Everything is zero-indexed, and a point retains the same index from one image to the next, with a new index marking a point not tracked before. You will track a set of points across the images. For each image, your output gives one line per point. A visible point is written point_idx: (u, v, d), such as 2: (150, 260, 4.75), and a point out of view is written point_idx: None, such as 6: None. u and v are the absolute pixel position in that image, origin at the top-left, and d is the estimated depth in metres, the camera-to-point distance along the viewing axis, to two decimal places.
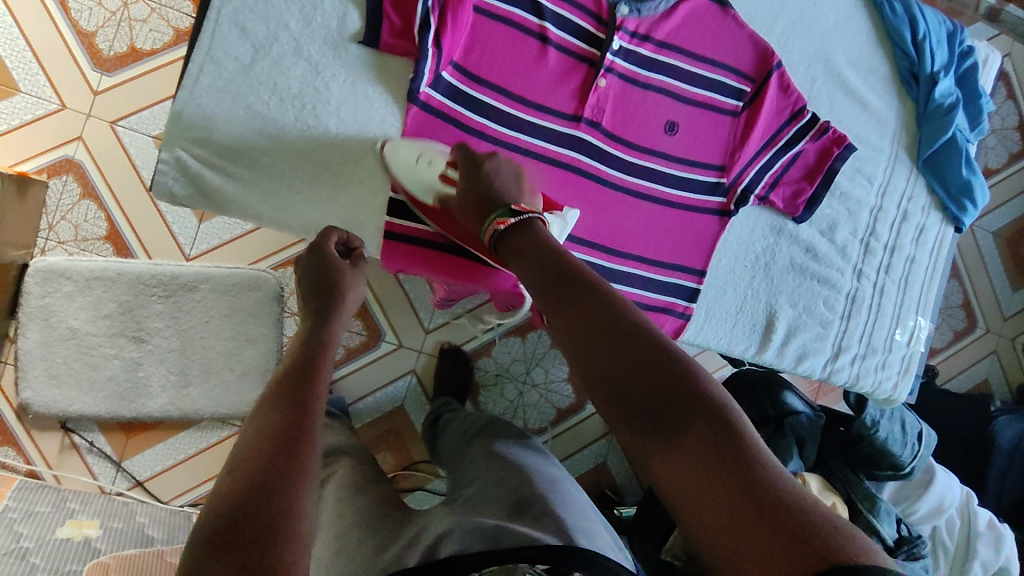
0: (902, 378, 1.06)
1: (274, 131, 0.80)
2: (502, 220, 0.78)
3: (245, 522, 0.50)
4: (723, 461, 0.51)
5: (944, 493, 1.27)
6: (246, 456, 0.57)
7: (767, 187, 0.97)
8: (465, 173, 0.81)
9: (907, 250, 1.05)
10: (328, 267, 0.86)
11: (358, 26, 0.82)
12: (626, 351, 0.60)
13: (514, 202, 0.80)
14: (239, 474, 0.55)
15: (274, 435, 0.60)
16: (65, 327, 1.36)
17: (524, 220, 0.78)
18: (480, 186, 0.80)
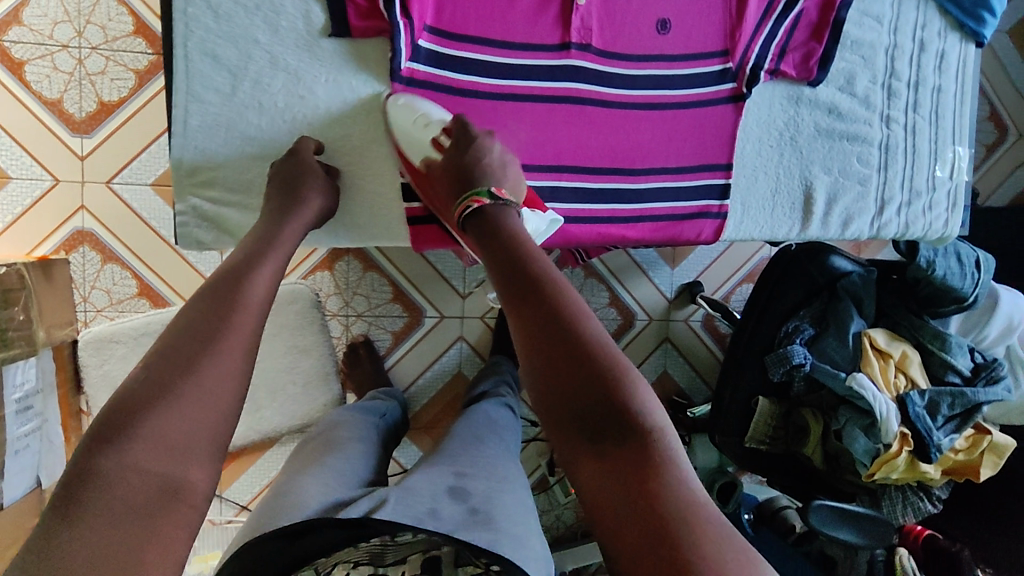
0: (951, 213, 1.03)
1: (276, 152, 0.80)
2: (479, 199, 0.75)
3: (151, 449, 0.52)
4: (641, 495, 0.53)
5: (1011, 313, 1.27)
6: (171, 370, 0.56)
7: (776, 58, 0.92)
8: (454, 144, 0.79)
9: (931, 81, 1.00)
10: (301, 170, 0.77)
11: (323, 19, 0.79)
12: (576, 361, 0.60)
13: (493, 185, 0.77)
14: (154, 386, 0.55)
15: (202, 355, 0.58)
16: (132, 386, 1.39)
17: (500, 208, 0.75)
18: (464, 159, 0.78)
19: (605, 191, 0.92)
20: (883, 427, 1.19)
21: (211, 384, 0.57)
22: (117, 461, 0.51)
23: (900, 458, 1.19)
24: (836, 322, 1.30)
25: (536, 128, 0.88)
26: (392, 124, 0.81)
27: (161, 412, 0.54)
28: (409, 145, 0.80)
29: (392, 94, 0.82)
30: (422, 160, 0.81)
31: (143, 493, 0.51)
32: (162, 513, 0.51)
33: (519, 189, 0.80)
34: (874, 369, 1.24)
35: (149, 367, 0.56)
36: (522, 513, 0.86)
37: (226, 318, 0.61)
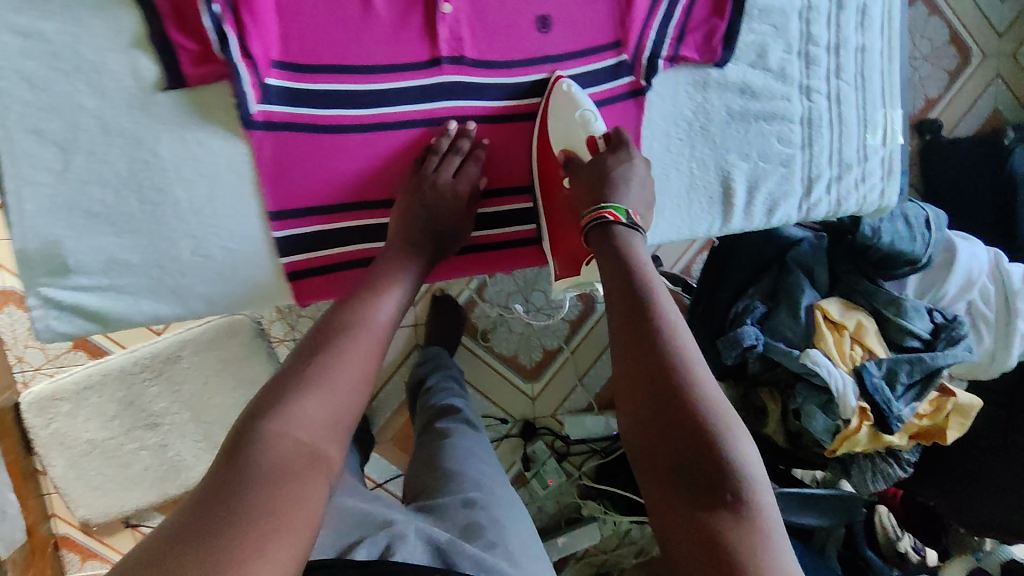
0: (888, 181, 0.95)
1: (127, 226, 0.73)
2: (613, 213, 0.71)
3: (297, 424, 0.58)
4: (726, 553, 0.48)
5: (969, 266, 1.21)
6: (303, 372, 0.62)
7: (675, 42, 0.83)
8: (603, 153, 0.78)
9: (854, 41, 0.90)
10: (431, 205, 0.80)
11: (154, 71, 0.71)
12: (673, 402, 0.56)
13: (629, 206, 0.73)
14: (298, 379, 0.61)
15: (334, 362, 0.63)
16: (81, 441, 1.35)
17: (625, 231, 0.71)
18: (608, 172, 0.75)
19: (513, 214, 0.90)
20: (840, 404, 1.15)
21: (338, 378, 0.62)
22: (268, 431, 0.56)
23: (859, 433, 1.16)
24: (788, 296, 1.24)
25: (415, 157, 0.82)
26: (548, 102, 0.81)
27: (304, 398, 0.60)
28: (551, 128, 0.81)
29: (557, 77, 0.81)
30: (562, 148, 0.81)
31: (284, 457, 0.55)
32: (303, 477, 0.55)
33: (646, 214, 0.77)
34: (828, 343, 1.19)
35: (293, 366, 0.63)
36: (525, 538, 0.94)
37: (347, 338, 0.66)
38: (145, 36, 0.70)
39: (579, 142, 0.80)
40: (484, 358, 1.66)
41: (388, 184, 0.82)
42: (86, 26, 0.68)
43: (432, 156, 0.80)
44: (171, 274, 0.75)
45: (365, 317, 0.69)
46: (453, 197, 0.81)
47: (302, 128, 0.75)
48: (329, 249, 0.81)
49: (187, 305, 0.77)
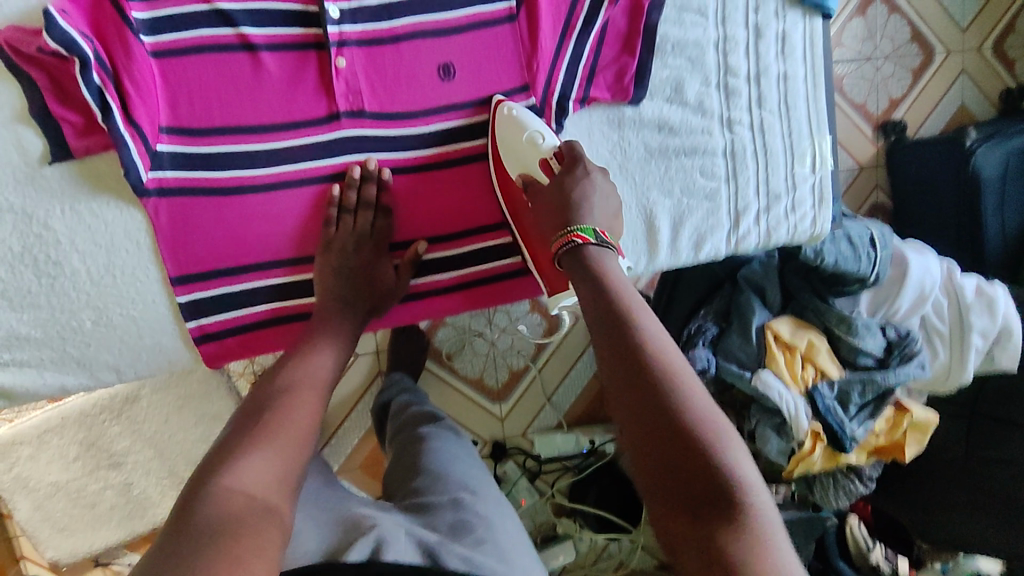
0: (820, 209, 0.93)
1: (23, 302, 0.71)
2: (581, 235, 0.68)
3: (246, 477, 0.58)
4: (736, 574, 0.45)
5: (922, 280, 1.18)
6: (248, 434, 0.63)
7: (585, 83, 0.82)
8: (561, 174, 0.74)
9: (775, 69, 0.88)
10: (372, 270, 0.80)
11: (40, 144, 0.70)
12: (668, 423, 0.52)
13: (599, 225, 0.70)
14: (245, 440, 0.62)
15: (278, 422, 0.65)
16: (46, 484, 1.30)
17: (604, 251, 0.68)
18: (572, 194, 0.72)
19: (426, 263, 0.85)
20: (794, 425, 1.12)
21: (284, 437, 0.65)
22: (221, 484, 0.57)
23: (815, 455, 1.13)
24: (739, 316, 1.21)
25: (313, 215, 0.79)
26: (495, 132, 0.79)
27: (253, 455, 0.61)
28: (506, 152, 0.78)
29: (500, 102, 0.79)
30: (520, 173, 0.78)
31: (237, 503, 0.55)
32: (258, 522, 0.55)
33: (615, 229, 0.74)
34: (780, 364, 1.16)
35: (241, 430, 0.64)
36: (511, 533, 0.93)
37: (286, 401, 0.68)
38: (28, 110, 0.69)
39: (534, 160, 0.76)
40: (449, 381, 1.63)
41: (285, 246, 0.78)
42: None
43: (349, 216, 0.78)
44: (75, 345, 0.74)
45: (302, 371, 0.71)
46: (374, 256, 0.80)
47: (196, 193, 0.74)
48: (248, 306, 0.78)
49: (96, 374, 0.76)
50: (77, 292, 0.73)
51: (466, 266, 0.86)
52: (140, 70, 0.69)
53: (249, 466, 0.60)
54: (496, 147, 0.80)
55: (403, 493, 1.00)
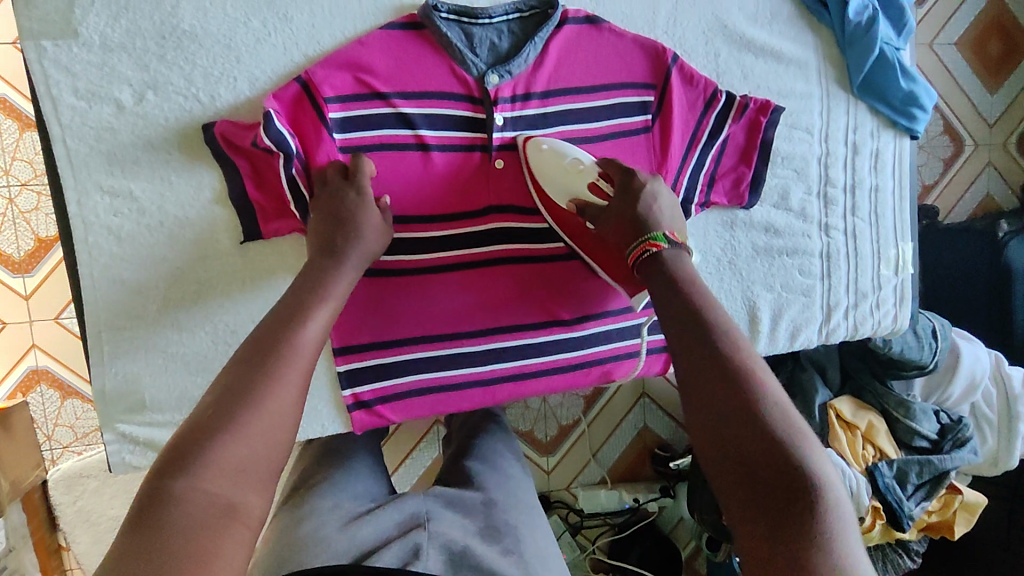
0: (901, 307, 1.02)
1: (199, 366, 0.78)
2: (655, 243, 0.69)
3: (213, 476, 0.47)
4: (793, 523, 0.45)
5: (973, 369, 1.26)
6: (228, 409, 0.51)
7: (706, 188, 0.90)
8: (620, 189, 0.75)
9: (867, 183, 0.98)
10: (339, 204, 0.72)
11: (232, 225, 0.76)
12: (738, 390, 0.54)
13: (666, 229, 0.71)
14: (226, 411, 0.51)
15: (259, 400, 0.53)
16: (107, 517, 1.16)
17: (677, 253, 0.68)
18: (635, 208, 0.72)
19: (552, 344, 0.89)
20: (856, 501, 1.16)
21: (268, 421, 0.52)
22: (185, 484, 0.46)
23: (873, 531, 1.19)
24: (802, 393, 1.28)
25: (465, 295, 0.85)
26: (530, 164, 0.81)
27: (227, 441, 0.49)
28: (550, 184, 0.80)
29: (528, 139, 0.82)
30: (567, 200, 0.79)
31: (201, 516, 0.45)
32: (222, 534, 0.45)
33: (683, 231, 0.74)
34: (842, 444, 1.22)
35: (220, 400, 0.52)
36: (546, 542, 0.78)
37: (277, 370, 0.56)
38: (225, 193, 0.75)
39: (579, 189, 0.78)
40: None
41: (432, 323, 0.84)
42: (170, 185, 0.74)
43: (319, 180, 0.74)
44: None
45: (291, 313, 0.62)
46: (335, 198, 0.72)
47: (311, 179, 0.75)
48: (397, 377, 0.84)
49: None
50: None
51: (581, 349, 0.91)
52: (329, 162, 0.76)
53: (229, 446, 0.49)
54: (537, 181, 0.81)
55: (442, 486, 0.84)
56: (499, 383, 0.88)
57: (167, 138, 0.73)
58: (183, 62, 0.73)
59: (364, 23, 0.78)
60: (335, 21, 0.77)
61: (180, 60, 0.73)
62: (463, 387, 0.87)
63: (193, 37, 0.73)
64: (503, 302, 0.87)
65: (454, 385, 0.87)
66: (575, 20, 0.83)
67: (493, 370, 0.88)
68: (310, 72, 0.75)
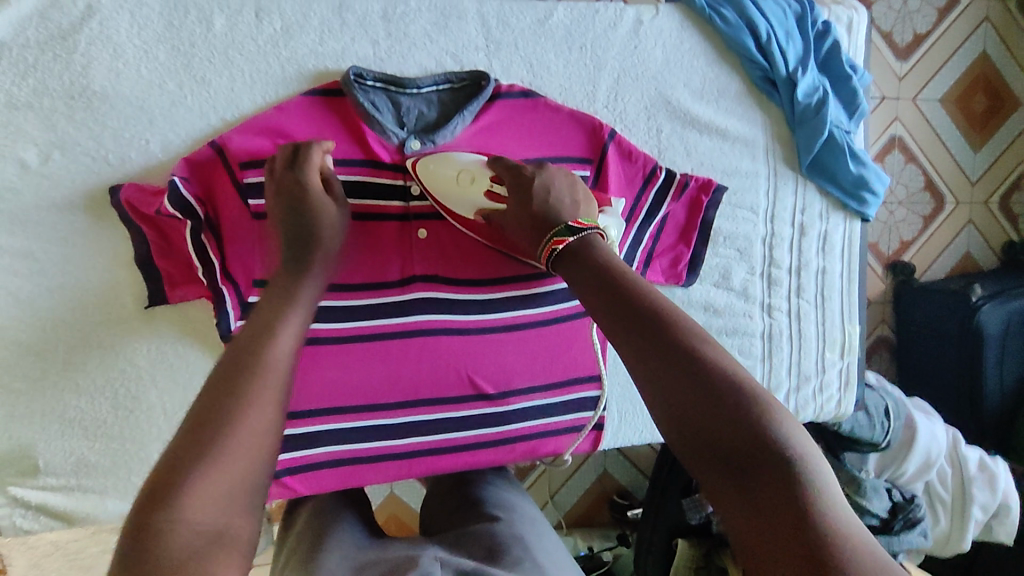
0: (845, 391, 0.98)
1: (98, 432, 0.75)
2: (558, 240, 0.63)
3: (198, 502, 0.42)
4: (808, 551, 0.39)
5: (928, 447, 1.22)
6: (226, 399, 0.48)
7: (643, 264, 0.87)
8: (512, 181, 0.71)
9: (814, 264, 0.95)
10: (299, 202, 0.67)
11: (138, 289, 0.74)
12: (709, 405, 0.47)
13: (569, 219, 0.66)
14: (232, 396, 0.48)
15: (236, 405, 0.47)
16: (44, 541, 1.04)
17: (585, 239, 0.63)
18: (530, 204, 0.69)
19: (473, 418, 0.87)
20: None
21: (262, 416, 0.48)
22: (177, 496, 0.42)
23: None
24: None
25: (383, 366, 0.81)
26: (427, 189, 0.77)
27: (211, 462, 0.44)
28: (454, 201, 0.76)
29: (414, 161, 0.76)
30: (474, 211, 0.75)
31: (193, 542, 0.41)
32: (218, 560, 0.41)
33: (593, 212, 0.71)
34: None
35: (198, 409, 0.47)
36: (558, 556, 0.71)
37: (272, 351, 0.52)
38: (131, 256, 0.73)
39: (477, 195, 0.74)
40: None
41: (351, 396, 0.81)
42: (74, 247, 0.72)
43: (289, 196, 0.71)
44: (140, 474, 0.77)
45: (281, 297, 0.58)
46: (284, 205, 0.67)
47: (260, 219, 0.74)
48: (308, 448, 0.81)
49: None
50: (149, 423, 0.76)
51: (505, 423, 0.88)
52: (242, 231, 0.73)
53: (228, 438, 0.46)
54: (439, 202, 0.77)
55: (443, 527, 0.77)
56: (416, 456, 0.85)
57: (73, 200, 0.71)
58: (93, 123, 0.71)
59: (288, 88, 0.76)
60: (256, 85, 0.75)
61: (90, 121, 0.71)
62: (377, 460, 0.84)
63: (104, 98, 0.71)
64: (424, 375, 0.83)
65: (368, 457, 0.84)
66: (508, 91, 0.81)
67: (409, 444, 0.85)
68: (225, 137, 0.73)
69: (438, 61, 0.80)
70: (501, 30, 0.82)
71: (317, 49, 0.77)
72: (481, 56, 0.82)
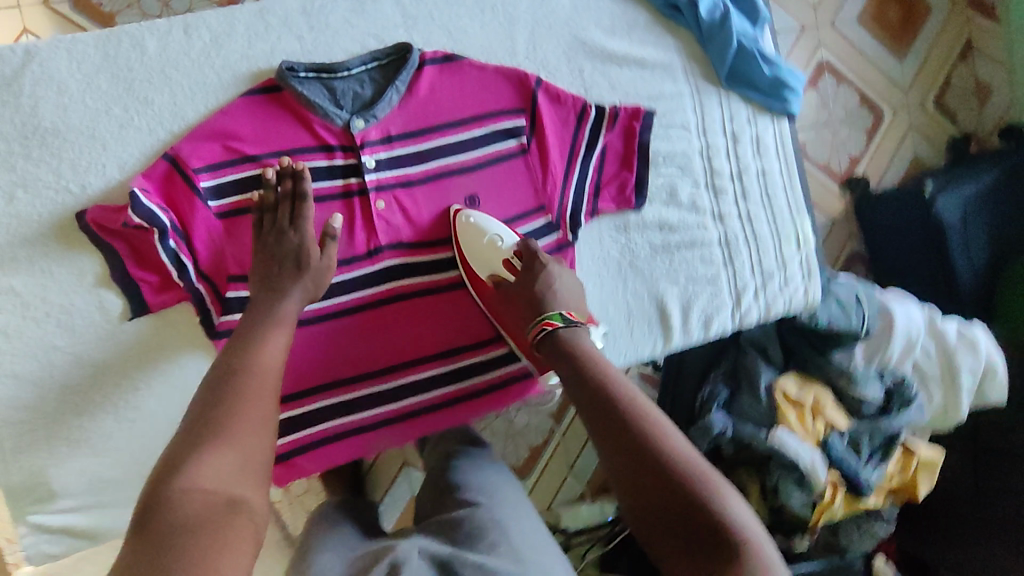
0: (810, 280, 1.03)
1: (106, 447, 0.78)
2: (552, 321, 0.77)
3: (205, 474, 0.54)
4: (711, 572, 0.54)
5: (908, 329, 1.27)
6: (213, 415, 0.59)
7: (592, 197, 0.93)
8: (526, 270, 0.84)
9: (754, 168, 1.01)
10: (282, 238, 0.76)
11: (120, 304, 0.78)
12: (661, 482, 0.59)
13: (564, 308, 0.79)
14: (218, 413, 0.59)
15: (230, 426, 0.58)
16: None
17: (574, 329, 0.76)
18: (538, 288, 0.81)
19: (462, 370, 0.92)
20: (812, 478, 1.16)
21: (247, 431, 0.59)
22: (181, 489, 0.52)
23: (834, 504, 1.19)
24: (748, 378, 1.27)
25: (369, 335, 0.86)
26: (457, 240, 0.87)
27: (216, 453, 0.56)
28: (477, 261, 0.86)
29: (459, 211, 0.88)
30: (489, 275, 0.86)
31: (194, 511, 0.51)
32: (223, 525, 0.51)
33: (581, 307, 0.83)
34: (791, 421, 1.20)
35: (195, 417, 0.59)
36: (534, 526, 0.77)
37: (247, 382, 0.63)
38: (108, 274, 0.77)
39: (495, 267, 0.85)
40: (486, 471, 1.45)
41: (343, 369, 0.86)
42: (52, 276, 0.76)
43: (266, 215, 0.77)
44: None
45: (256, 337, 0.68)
46: (276, 233, 0.76)
47: (225, 217, 0.79)
48: (314, 426, 0.86)
49: None
50: (154, 430, 0.79)
51: (494, 369, 0.94)
52: (209, 230, 0.78)
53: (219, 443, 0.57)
54: (462, 257, 0.87)
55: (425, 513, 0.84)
56: (415, 416, 0.91)
57: (43, 232, 0.76)
58: (49, 157, 0.76)
59: (226, 92, 0.81)
60: (196, 95, 0.80)
61: (47, 156, 0.75)
62: (380, 426, 0.89)
63: (56, 132, 0.76)
64: (408, 338, 0.88)
65: (372, 425, 0.89)
66: (433, 59, 0.86)
67: (408, 405, 0.90)
68: (177, 148, 0.78)
69: (363, 44, 0.86)
70: (416, 6, 0.88)
71: (248, 52, 0.82)
72: (402, 33, 0.87)
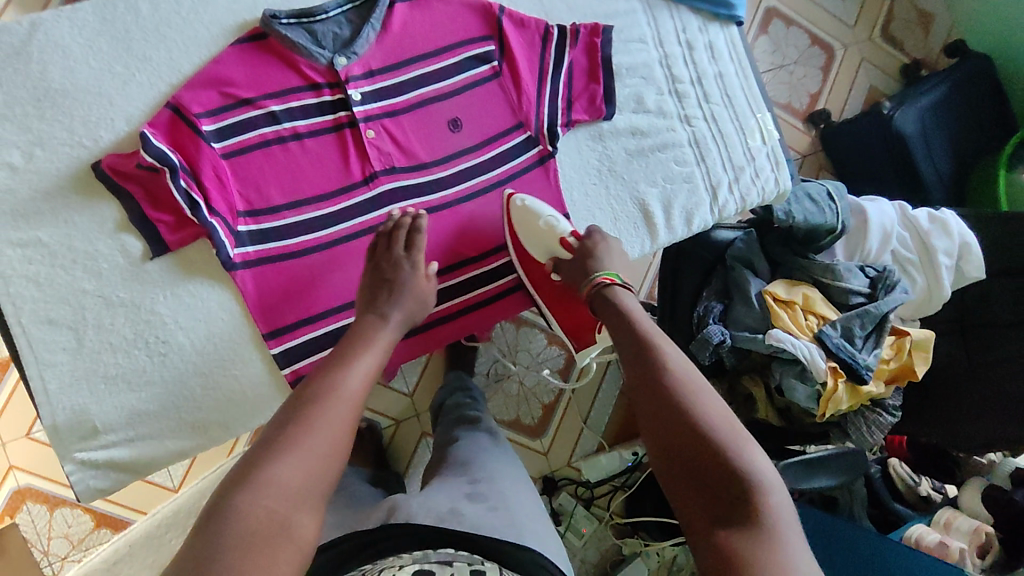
0: (778, 169, 1.09)
1: (140, 380, 0.82)
2: (608, 277, 0.85)
3: (270, 486, 0.55)
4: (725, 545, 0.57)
5: (882, 222, 1.30)
6: (284, 433, 0.60)
7: (566, 111, 0.99)
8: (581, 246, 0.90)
9: (711, 72, 1.08)
10: (391, 260, 0.84)
11: (140, 245, 0.83)
12: (699, 461, 0.63)
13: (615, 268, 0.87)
14: (285, 433, 0.60)
15: (293, 439, 0.60)
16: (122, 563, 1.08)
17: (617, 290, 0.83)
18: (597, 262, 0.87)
19: (471, 281, 0.96)
20: (813, 369, 1.15)
21: (315, 449, 0.60)
22: (241, 500, 0.54)
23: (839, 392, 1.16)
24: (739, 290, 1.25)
25: None
26: (511, 221, 0.94)
27: (281, 462, 0.58)
28: (535, 246, 0.93)
29: (511, 196, 0.95)
30: (545, 254, 0.94)
31: (241, 527, 0.52)
32: (270, 542, 0.53)
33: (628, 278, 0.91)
34: (785, 321, 1.19)
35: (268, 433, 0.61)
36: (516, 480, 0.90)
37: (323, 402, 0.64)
38: (127, 217, 0.83)
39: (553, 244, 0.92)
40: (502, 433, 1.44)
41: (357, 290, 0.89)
42: (74, 223, 0.82)
43: (384, 240, 0.85)
44: (188, 411, 0.84)
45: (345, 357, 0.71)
46: (386, 256, 0.84)
47: (229, 158, 0.85)
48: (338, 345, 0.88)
49: (210, 435, 0.85)
50: (182, 363, 0.84)
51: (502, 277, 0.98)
52: (215, 168, 0.84)
53: (283, 458, 0.58)
54: (515, 236, 0.95)
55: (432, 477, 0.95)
56: (436, 326, 0.95)
57: (62, 184, 0.82)
58: (62, 116, 0.82)
59: (218, 44, 0.88)
60: (190, 49, 0.87)
61: (60, 116, 0.82)
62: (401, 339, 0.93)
63: (65, 93, 0.83)
64: None
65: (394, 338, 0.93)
66: None
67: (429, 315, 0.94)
68: (178, 98, 0.84)
69: None
70: None
71: (232, 7, 0.89)
72: None
